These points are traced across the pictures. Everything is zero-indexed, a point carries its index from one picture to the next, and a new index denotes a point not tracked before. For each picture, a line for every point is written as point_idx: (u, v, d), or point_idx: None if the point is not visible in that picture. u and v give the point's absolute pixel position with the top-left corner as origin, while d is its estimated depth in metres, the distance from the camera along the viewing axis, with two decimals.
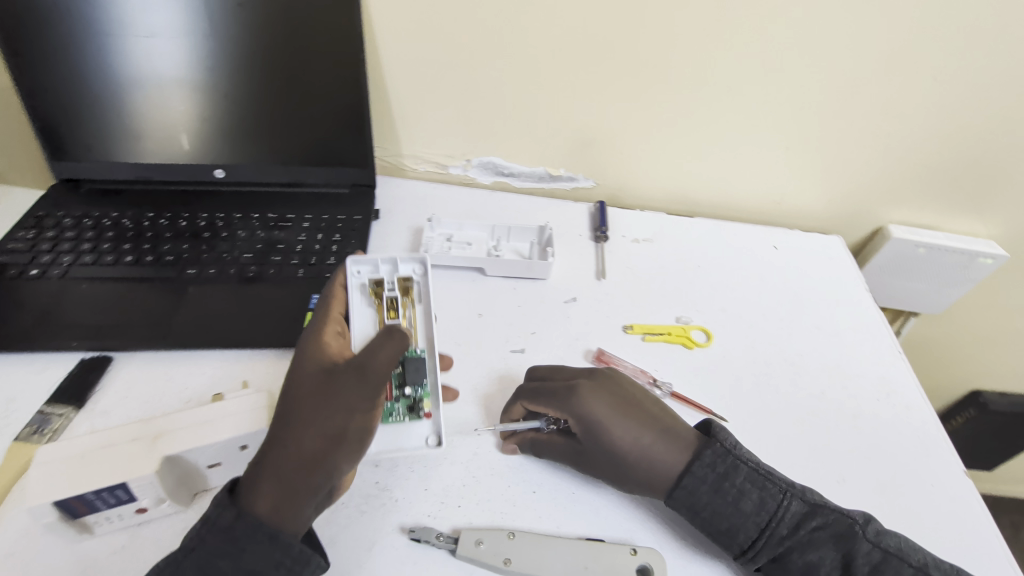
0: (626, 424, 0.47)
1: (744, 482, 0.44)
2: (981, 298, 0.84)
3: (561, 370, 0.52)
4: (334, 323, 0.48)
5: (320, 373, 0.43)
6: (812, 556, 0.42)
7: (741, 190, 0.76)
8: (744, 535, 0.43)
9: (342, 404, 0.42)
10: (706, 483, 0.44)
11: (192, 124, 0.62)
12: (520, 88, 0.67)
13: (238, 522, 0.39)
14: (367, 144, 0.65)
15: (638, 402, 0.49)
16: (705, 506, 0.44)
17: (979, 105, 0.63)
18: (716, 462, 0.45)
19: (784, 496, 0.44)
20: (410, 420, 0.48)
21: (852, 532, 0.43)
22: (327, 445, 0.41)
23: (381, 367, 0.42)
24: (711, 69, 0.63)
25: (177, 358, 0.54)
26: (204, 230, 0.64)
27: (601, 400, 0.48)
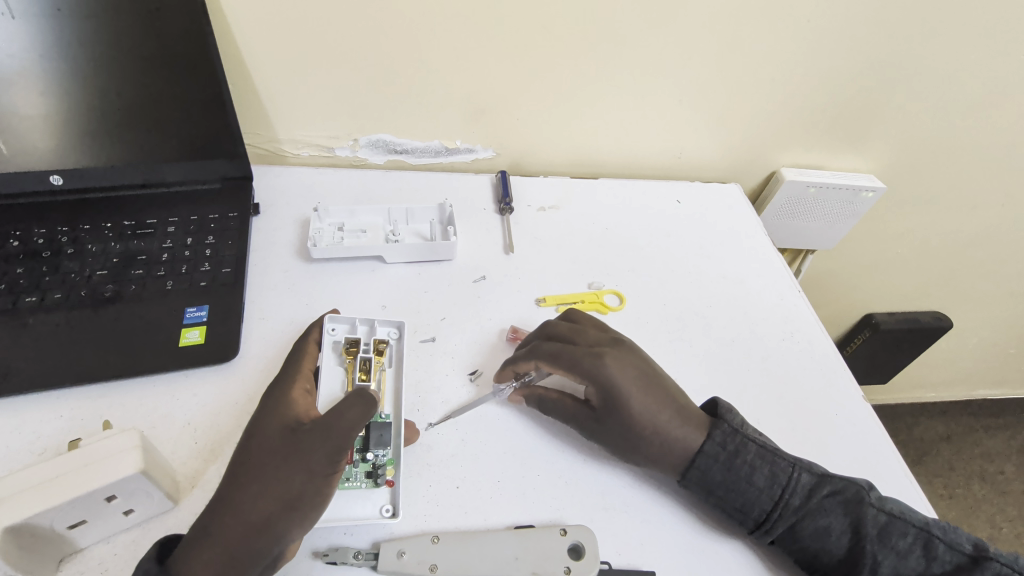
0: (647, 399, 0.46)
1: (754, 458, 0.44)
2: (865, 228, 0.90)
3: (577, 334, 0.50)
4: (304, 380, 0.44)
5: (281, 430, 0.40)
6: (820, 523, 0.43)
7: (641, 147, 0.75)
8: (758, 509, 0.43)
9: (302, 465, 0.38)
10: (718, 462, 0.44)
11: (49, 129, 0.52)
12: (400, 56, 0.62)
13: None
14: (235, 129, 0.58)
15: (656, 374, 0.47)
16: (718, 484, 0.44)
17: (849, 43, 0.65)
18: (726, 441, 0.45)
19: (794, 469, 0.44)
20: (368, 488, 0.43)
21: (859, 498, 0.43)
22: (277, 509, 0.37)
23: (347, 429, 0.39)
24: (596, 23, 0.61)
25: (23, 404, 0.46)
26: (43, 249, 0.54)
27: (626, 371, 0.46)
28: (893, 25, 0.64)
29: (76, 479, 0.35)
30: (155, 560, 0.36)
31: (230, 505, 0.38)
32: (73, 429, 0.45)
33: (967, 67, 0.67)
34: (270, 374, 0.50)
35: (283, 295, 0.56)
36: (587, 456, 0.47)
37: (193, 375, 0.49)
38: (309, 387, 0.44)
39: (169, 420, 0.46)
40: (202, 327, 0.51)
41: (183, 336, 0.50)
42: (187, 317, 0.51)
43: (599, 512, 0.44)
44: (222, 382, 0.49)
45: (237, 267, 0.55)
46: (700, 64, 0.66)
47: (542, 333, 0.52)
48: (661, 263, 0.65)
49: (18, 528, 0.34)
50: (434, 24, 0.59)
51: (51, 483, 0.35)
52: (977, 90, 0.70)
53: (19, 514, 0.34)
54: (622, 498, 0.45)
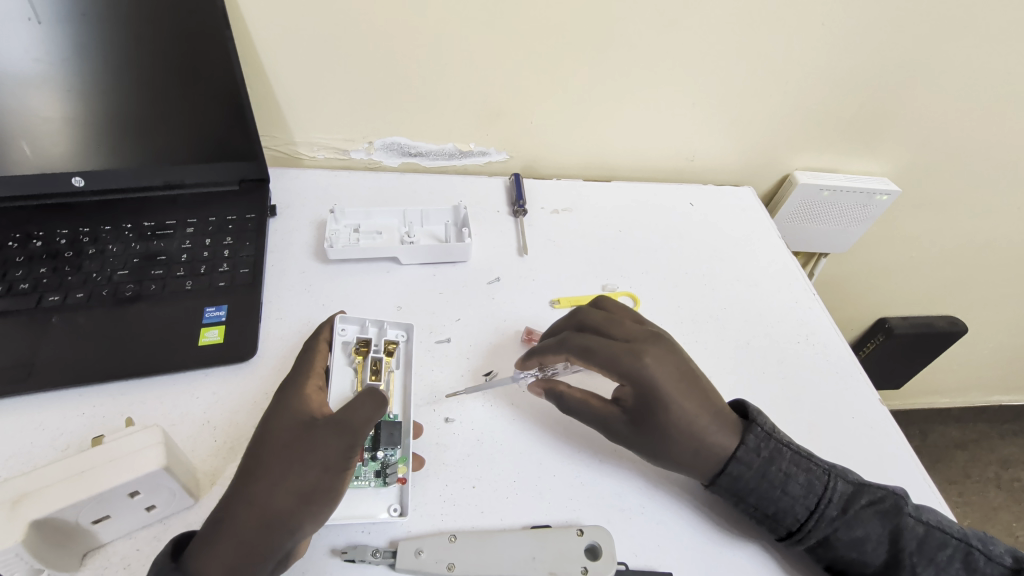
0: (683, 399, 0.45)
1: (789, 466, 0.44)
2: (879, 232, 0.89)
3: (612, 327, 0.49)
4: (316, 377, 0.44)
5: (295, 425, 0.41)
6: (857, 533, 0.42)
7: (654, 150, 0.76)
8: (792, 517, 0.43)
9: (317, 460, 0.39)
10: (751, 469, 0.43)
11: (70, 131, 0.53)
12: (415, 60, 0.62)
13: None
14: (253, 132, 0.58)
15: (695, 374, 0.47)
16: (751, 491, 0.43)
17: (862, 46, 0.65)
18: (760, 446, 0.44)
19: (830, 478, 0.44)
20: (376, 487, 0.43)
21: (897, 508, 0.43)
22: (294, 503, 0.38)
23: (362, 425, 0.40)
24: (608, 26, 0.61)
25: (47, 400, 0.46)
26: (65, 249, 0.55)
27: (664, 368, 0.45)
28: (908, 28, 0.63)
29: (100, 474, 0.36)
30: (169, 556, 0.36)
31: (246, 499, 0.38)
32: (95, 425, 0.45)
33: (984, 70, 0.67)
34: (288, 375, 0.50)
35: (300, 296, 0.57)
36: (603, 458, 0.47)
37: (212, 375, 0.49)
38: (320, 383, 0.44)
39: (189, 418, 0.46)
40: (222, 327, 0.51)
41: (203, 335, 0.51)
42: (207, 317, 0.52)
43: (615, 512, 0.44)
44: (241, 381, 0.49)
45: (255, 268, 0.56)
46: (714, 66, 0.66)
47: (575, 324, 0.51)
48: (674, 266, 0.65)
49: (45, 522, 0.34)
50: (451, 28, 0.60)
51: (77, 478, 0.35)
52: (994, 93, 0.70)
53: (46, 508, 0.34)
54: (637, 501, 0.45)
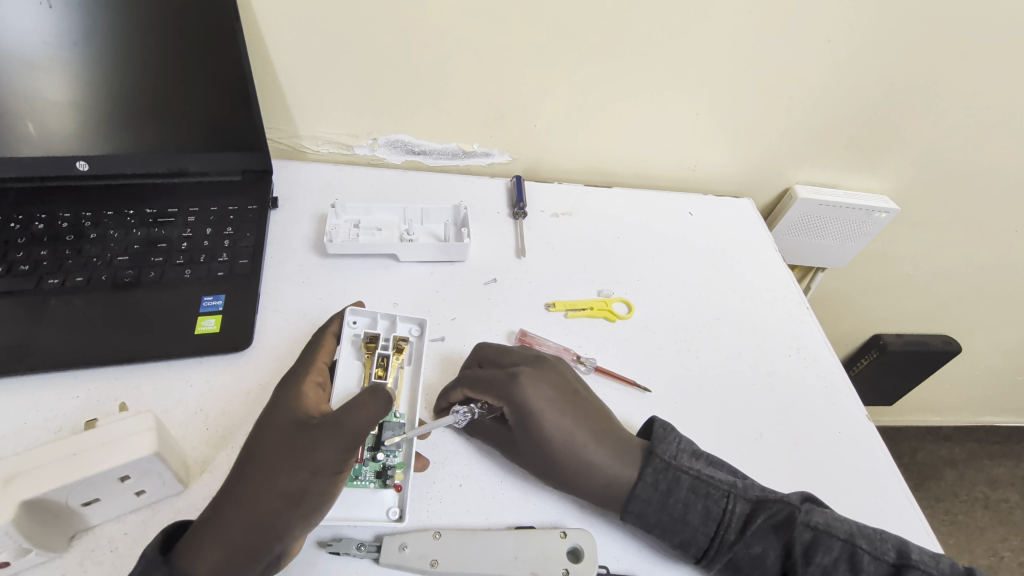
0: (562, 419, 0.45)
1: (686, 493, 0.43)
2: (877, 249, 0.89)
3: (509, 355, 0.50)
4: (317, 373, 0.45)
5: (294, 425, 0.41)
6: (755, 551, 0.43)
7: (656, 157, 0.76)
8: (696, 546, 0.43)
9: (310, 462, 0.39)
10: (651, 503, 0.43)
11: (71, 114, 0.53)
12: (421, 59, 0.63)
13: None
14: (256, 124, 0.59)
15: (578, 393, 0.48)
16: (654, 523, 0.43)
17: (865, 64, 0.66)
18: (658, 478, 0.44)
19: (728, 499, 0.43)
20: (375, 488, 0.43)
21: (790, 520, 0.42)
22: (284, 502, 0.38)
23: (359, 430, 0.39)
24: (614, 34, 0.62)
25: (42, 382, 0.47)
26: (67, 232, 0.55)
27: (542, 388, 0.46)
28: (911, 48, 0.64)
29: (91, 457, 0.36)
30: (157, 550, 0.36)
31: (240, 499, 0.38)
32: (91, 409, 0.46)
33: (986, 94, 0.68)
34: (283, 366, 0.50)
35: (298, 289, 0.57)
36: None
37: (208, 363, 0.50)
38: (320, 380, 0.45)
39: (183, 405, 0.47)
40: (219, 316, 0.52)
41: (199, 324, 0.51)
42: (204, 306, 0.52)
43: (599, 518, 0.44)
44: (236, 371, 0.50)
45: (254, 259, 0.56)
46: (718, 78, 0.66)
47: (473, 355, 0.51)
48: (670, 274, 0.66)
49: (35, 502, 0.35)
50: (459, 29, 0.60)
51: (68, 460, 0.36)
52: (995, 117, 0.70)
53: (38, 488, 0.34)
54: None
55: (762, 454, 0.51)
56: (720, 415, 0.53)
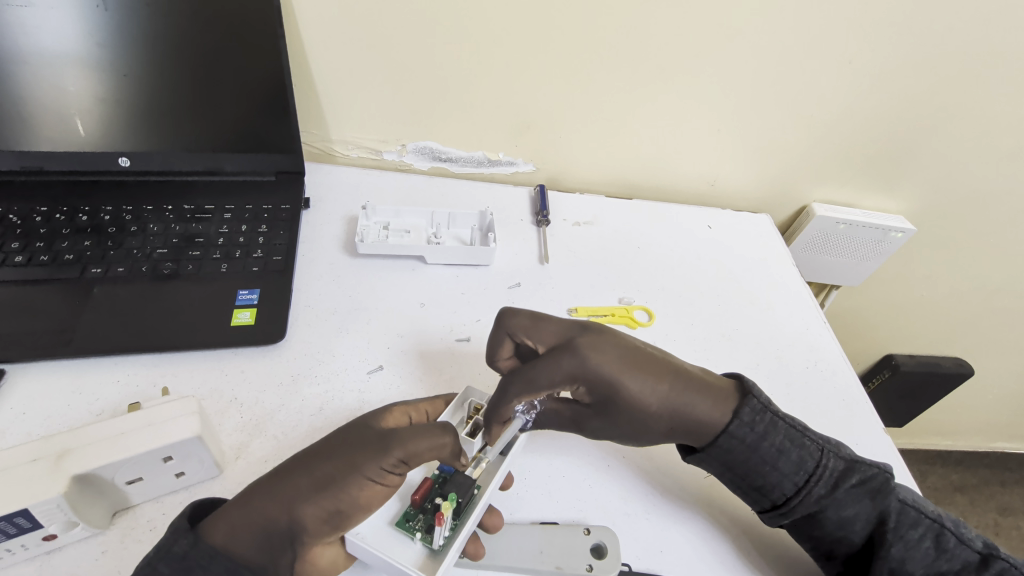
0: (641, 377, 0.44)
1: (782, 441, 0.45)
2: (891, 269, 0.90)
3: (544, 330, 0.47)
4: (417, 412, 0.44)
5: (360, 425, 0.41)
6: (845, 513, 0.43)
7: (676, 171, 0.78)
8: (779, 492, 0.44)
9: (348, 455, 0.38)
10: (743, 443, 0.44)
11: (119, 112, 0.56)
12: (452, 71, 0.65)
13: (193, 551, 0.36)
14: (293, 127, 0.61)
15: (638, 352, 0.46)
16: (741, 463, 0.44)
17: (882, 88, 0.68)
18: (754, 421, 0.45)
19: (822, 454, 0.45)
20: (420, 542, 0.39)
21: (885, 486, 0.44)
22: (309, 490, 0.37)
23: (410, 449, 0.38)
24: (640, 53, 0.64)
25: (85, 365, 0.49)
26: (109, 224, 0.57)
27: (605, 356, 0.44)
28: (926, 74, 0.66)
29: (138, 437, 0.38)
30: (188, 520, 0.37)
31: (279, 471, 0.39)
32: (130, 393, 0.47)
33: (1000, 119, 0.69)
34: (314, 360, 0.52)
35: (327, 286, 0.59)
36: (611, 462, 0.48)
37: (241, 354, 0.51)
38: (412, 414, 0.44)
39: (218, 394, 0.48)
40: (253, 309, 0.53)
41: (235, 316, 0.52)
42: (240, 299, 0.54)
43: (621, 517, 0.45)
44: (269, 362, 0.51)
45: (288, 256, 0.58)
46: (739, 96, 0.68)
47: (504, 336, 0.47)
48: (689, 285, 0.67)
49: (84, 477, 0.36)
50: (491, 42, 0.63)
51: (116, 438, 0.37)
52: (1009, 143, 0.72)
53: (88, 464, 0.36)
54: (646, 507, 0.46)
55: None
56: None
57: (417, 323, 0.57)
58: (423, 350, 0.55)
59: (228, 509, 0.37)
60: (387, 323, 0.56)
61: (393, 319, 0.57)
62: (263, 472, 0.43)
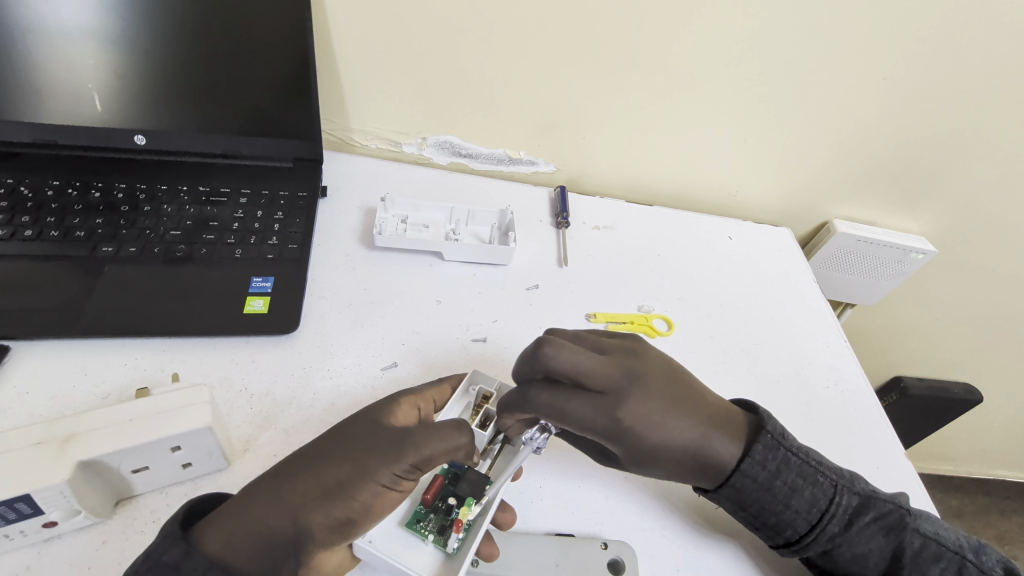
0: (678, 430, 0.42)
1: (795, 478, 0.42)
2: (908, 290, 0.89)
3: (583, 367, 0.41)
4: (421, 400, 0.42)
5: (368, 422, 0.39)
6: (859, 549, 0.42)
7: (698, 180, 0.77)
8: (792, 530, 0.42)
9: (357, 458, 0.36)
10: (756, 482, 0.42)
11: (139, 88, 0.54)
12: (480, 66, 0.64)
13: (185, 561, 0.31)
14: (315, 114, 0.60)
15: (678, 402, 0.42)
16: (753, 502, 0.42)
17: (915, 108, 0.66)
18: (767, 458, 0.42)
19: (836, 490, 0.43)
20: (433, 544, 0.38)
21: (901, 523, 0.42)
22: (317, 495, 0.35)
23: (425, 452, 0.36)
24: (672, 58, 0.63)
25: (92, 347, 0.47)
26: (122, 203, 0.56)
27: (644, 409, 0.41)
28: (961, 96, 0.65)
29: (146, 424, 0.36)
30: (180, 524, 0.33)
31: (277, 472, 0.36)
32: (138, 378, 0.46)
33: None
34: (327, 353, 0.50)
35: (342, 278, 0.57)
36: (628, 475, 0.47)
37: (254, 343, 0.50)
38: (421, 406, 0.42)
39: (227, 383, 0.47)
40: (267, 298, 0.52)
41: (248, 304, 0.51)
42: (254, 286, 0.52)
43: (638, 532, 0.43)
44: (280, 353, 0.50)
45: (304, 245, 0.57)
46: (770, 107, 0.67)
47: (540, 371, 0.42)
48: (709, 296, 0.66)
49: (90, 464, 0.35)
50: (522, 39, 0.61)
51: (125, 425, 0.36)
52: None
53: (95, 450, 0.35)
54: (662, 521, 0.44)
55: None
56: None
57: (433, 320, 0.56)
58: (437, 347, 0.53)
59: (224, 514, 0.34)
60: (402, 318, 0.55)
61: (408, 315, 0.55)
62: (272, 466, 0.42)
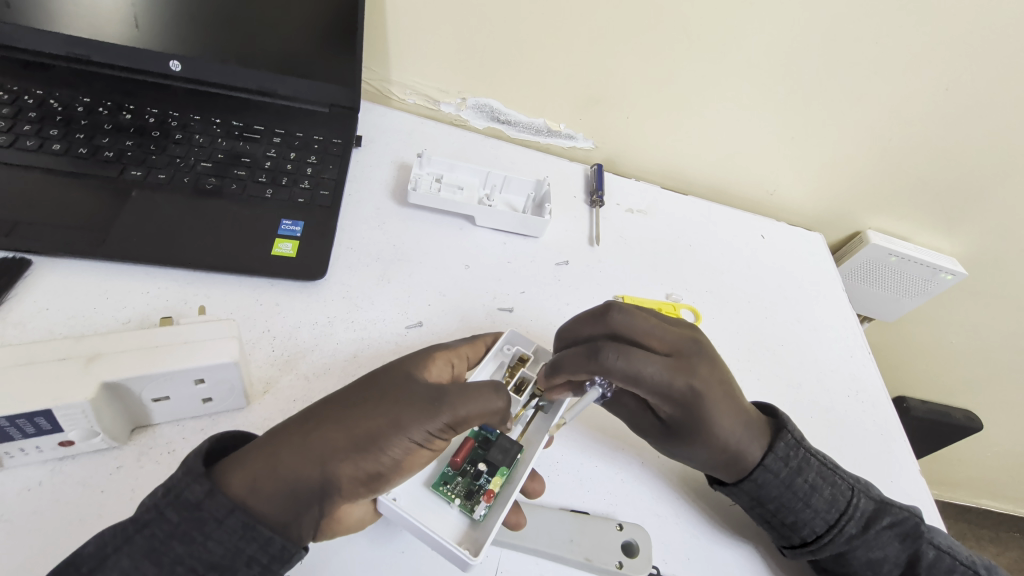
0: (731, 408, 0.43)
1: (815, 478, 0.42)
2: (930, 310, 0.88)
3: (650, 333, 0.43)
4: (455, 356, 0.42)
5: (400, 376, 0.38)
6: (875, 555, 0.41)
7: (736, 175, 0.75)
8: (809, 530, 0.41)
9: (391, 413, 0.35)
10: (778, 477, 0.42)
11: (180, 10, 0.52)
12: (532, 30, 0.61)
13: (207, 501, 0.31)
14: (359, 59, 0.58)
15: (731, 381, 0.44)
16: (773, 498, 0.42)
17: (974, 126, 0.64)
18: (788, 455, 0.43)
19: (853, 493, 0.43)
20: (459, 509, 0.38)
21: (917, 532, 0.42)
22: (346, 447, 0.34)
23: (461, 413, 0.36)
24: (732, 45, 0.60)
25: (117, 271, 0.46)
26: (153, 128, 0.54)
27: (706, 378, 0.43)
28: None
29: (172, 354, 0.35)
30: (201, 461, 0.32)
31: (302, 418, 0.35)
32: (160, 307, 0.45)
33: None
34: (352, 304, 0.49)
35: (372, 231, 0.56)
36: (646, 459, 0.46)
37: (279, 285, 0.49)
38: (455, 362, 0.41)
39: (251, 323, 0.46)
40: (295, 242, 0.50)
41: (276, 246, 0.50)
42: (282, 229, 0.51)
43: (652, 517, 0.43)
44: (306, 298, 0.49)
45: (336, 192, 0.55)
46: (824, 107, 0.65)
47: (605, 332, 0.44)
48: (737, 293, 0.65)
49: (113, 387, 0.34)
50: (579, 6, 0.59)
51: (150, 351, 0.35)
52: None
53: (118, 374, 0.34)
54: (677, 510, 0.44)
55: None
56: None
57: (459, 284, 0.54)
58: (463, 312, 0.52)
59: (248, 455, 0.33)
60: (428, 278, 0.54)
61: (435, 276, 0.54)
62: (291, 411, 0.41)
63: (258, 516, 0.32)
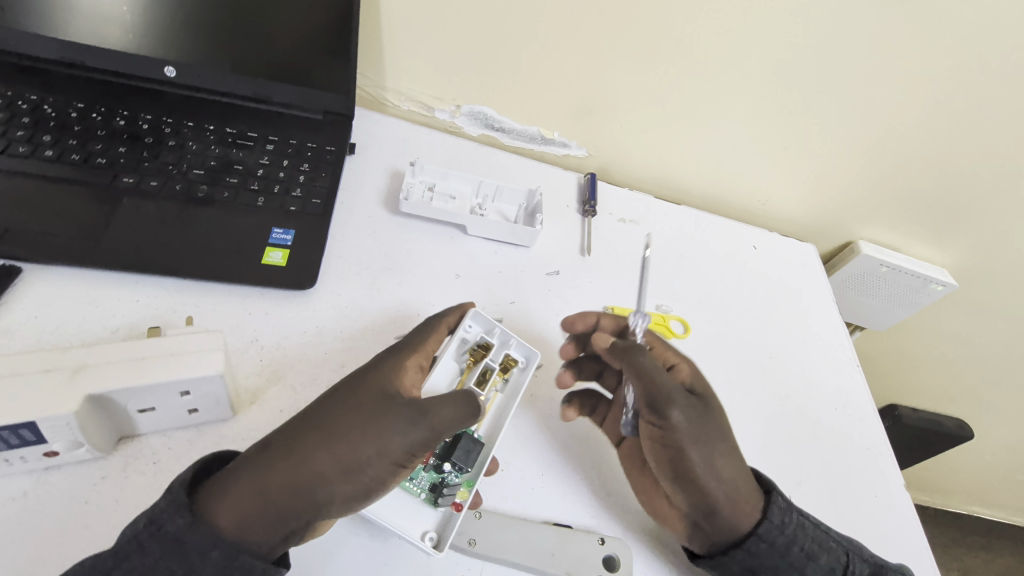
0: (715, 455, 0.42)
1: (809, 544, 0.42)
2: (922, 320, 0.88)
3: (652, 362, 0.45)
4: (422, 355, 0.42)
5: (378, 393, 0.37)
6: None
7: (729, 185, 0.75)
8: None
9: (375, 434, 0.35)
10: (772, 548, 0.41)
11: (175, 18, 0.52)
12: (527, 40, 0.62)
13: (189, 531, 0.31)
14: (353, 67, 0.58)
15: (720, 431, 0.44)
16: (767, 569, 0.41)
17: (965, 140, 0.65)
18: (783, 523, 0.42)
19: (847, 558, 0.42)
20: (425, 501, 0.40)
21: None
22: (333, 471, 0.34)
23: (442, 429, 0.36)
24: (725, 57, 0.61)
25: (107, 280, 0.47)
26: (146, 134, 0.54)
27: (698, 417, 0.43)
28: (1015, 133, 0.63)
29: (158, 366, 0.35)
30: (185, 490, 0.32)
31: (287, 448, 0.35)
32: (148, 316, 0.45)
33: None
34: (341, 314, 0.50)
35: (363, 240, 0.56)
36: (631, 473, 0.46)
37: (269, 295, 0.49)
38: (424, 365, 0.42)
39: (240, 333, 0.46)
40: (286, 251, 0.51)
41: (266, 255, 0.50)
42: (273, 237, 0.51)
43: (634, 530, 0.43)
44: (295, 307, 0.49)
45: (327, 201, 0.55)
46: (816, 120, 0.65)
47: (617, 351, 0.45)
48: (728, 304, 0.65)
49: (98, 398, 0.34)
50: (573, 17, 0.59)
51: (137, 363, 0.35)
52: None
53: (103, 385, 0.34)
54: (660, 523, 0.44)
55: (797, 499, 0.50)
56: (760, 452, 0.52)
57: (449, 293, 0.55)
58: None
59: (230, 485, 0.33)
60: (419, 287, 0.54)
61: (426, 285, 0.55)
62: (278, 422, 0.41)
63: (240, 546, 0.32)
